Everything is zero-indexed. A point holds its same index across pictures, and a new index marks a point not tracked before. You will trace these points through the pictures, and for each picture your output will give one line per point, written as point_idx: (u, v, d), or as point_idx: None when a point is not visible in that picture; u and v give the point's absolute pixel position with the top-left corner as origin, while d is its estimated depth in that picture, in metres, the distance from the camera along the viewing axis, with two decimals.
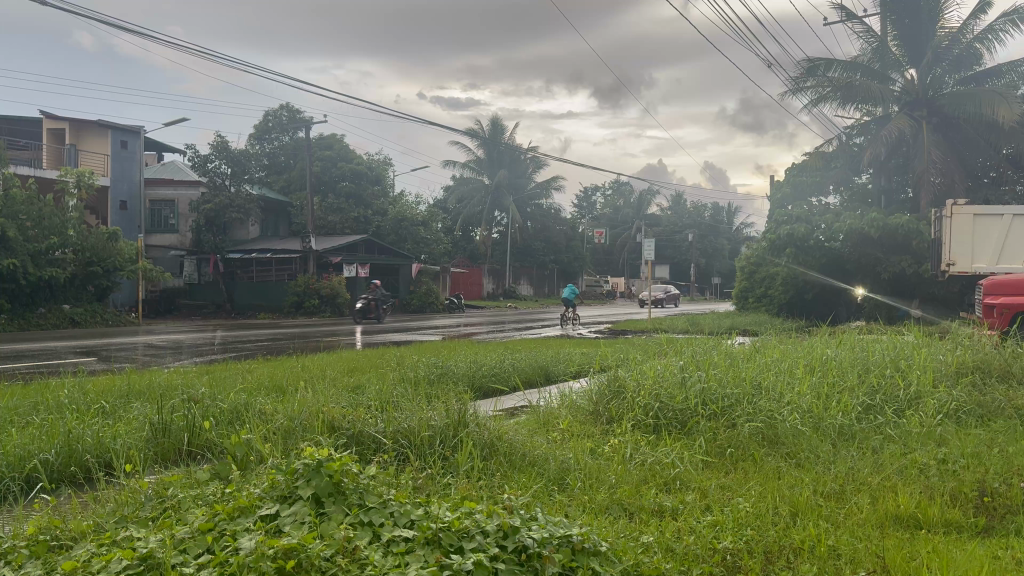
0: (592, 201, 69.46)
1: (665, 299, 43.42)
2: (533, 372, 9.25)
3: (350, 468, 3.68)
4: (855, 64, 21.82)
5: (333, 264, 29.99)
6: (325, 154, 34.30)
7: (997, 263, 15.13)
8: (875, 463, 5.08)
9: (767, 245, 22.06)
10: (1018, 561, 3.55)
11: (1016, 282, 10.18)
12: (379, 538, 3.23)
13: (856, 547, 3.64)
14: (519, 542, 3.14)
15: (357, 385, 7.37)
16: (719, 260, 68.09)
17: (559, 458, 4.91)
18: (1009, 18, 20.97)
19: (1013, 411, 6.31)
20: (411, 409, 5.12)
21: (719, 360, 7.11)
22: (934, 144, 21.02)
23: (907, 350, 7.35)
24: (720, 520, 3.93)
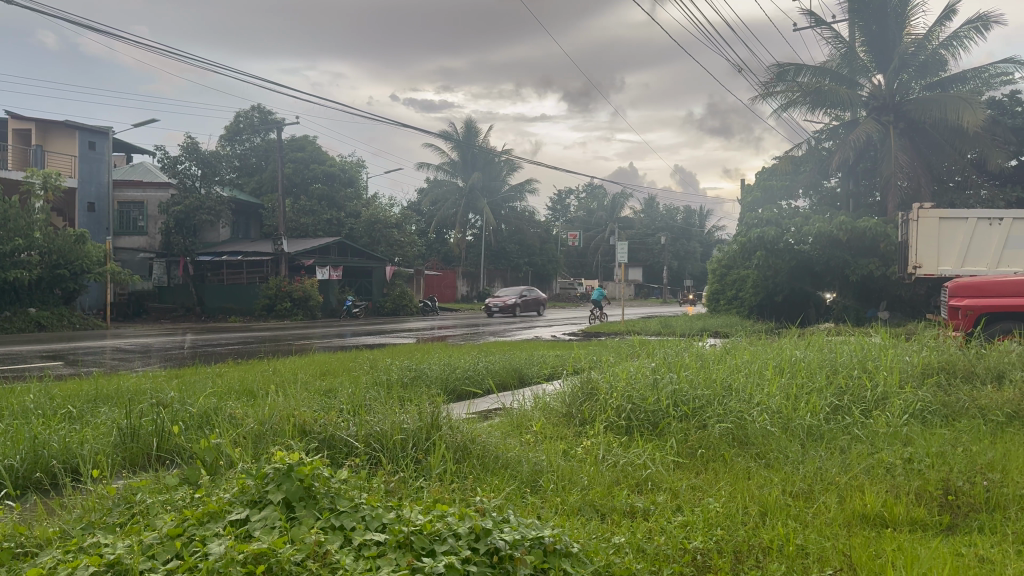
0: (566, 204, 69.92)
1: (536, 304, 33.46)
2: (507, 375, 9.26)
3: (322, 472, 3.67)
4: (824, 69, 22.09)
5: (305, 266, 29.83)
6: (297, 156, 34.03)
7: (963, 265, 15.44)
8: (842, 463, 5.13)
9: (738, 247, 22.28)
10: (980, 558, 3.60)
11: (982, 283, 10.26)
12: (350, 542, 3.21)
13: (824, 545, 3.68)
14: (491, 544, 3.13)
15: (329, 388, 7.33)
16: (690, 263, 68.42)
17: (532, 460, 4.90)
18: (974, 24, 21.36)
19: (976, 411, 6.39)
20: (384, 411, 5.11)
21: (690, 361, 7.21)
22: (901, 149, 21.38)
23: (875, 350, 7.48)
24: (691, 520, 3.96)
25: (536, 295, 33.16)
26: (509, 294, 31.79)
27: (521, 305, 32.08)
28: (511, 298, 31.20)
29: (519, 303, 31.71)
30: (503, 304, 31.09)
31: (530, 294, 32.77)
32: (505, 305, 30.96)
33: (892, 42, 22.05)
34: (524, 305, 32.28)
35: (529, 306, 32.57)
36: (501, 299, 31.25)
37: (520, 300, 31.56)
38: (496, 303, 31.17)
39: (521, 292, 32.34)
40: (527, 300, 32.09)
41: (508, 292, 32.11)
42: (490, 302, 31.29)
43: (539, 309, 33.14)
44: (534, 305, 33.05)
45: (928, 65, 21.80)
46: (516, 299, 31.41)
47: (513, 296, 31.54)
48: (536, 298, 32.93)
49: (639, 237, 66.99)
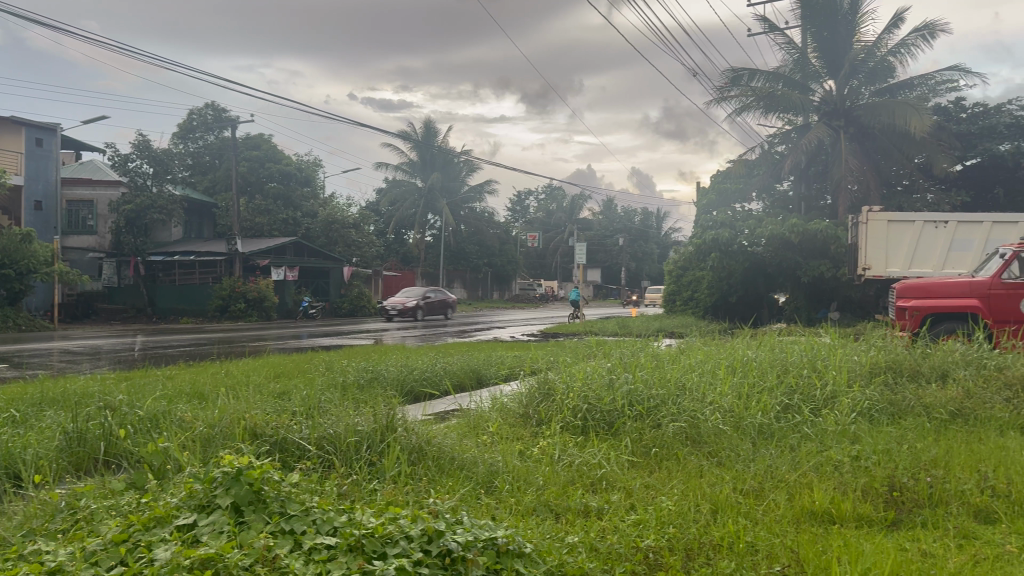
0: (525, 205, 70.19)
1: (441, 306, 30.61)
2: (464, 375, 9.26)
3: (272, 476, 3.62)
4: (777, 75, 22.49)
5: (259, 267, 29.45)
6: (252, 154, 33.53)
7: (909, 267, 15.85)
8: (791, 461, 5.23)
9: (694, 249, 22.57)
10: (922, 552, 3.70)
11: (927, 284, 10.48)
12: (299, 546, 3.18)
13: (772, 542, 3.74)
14: (443, 546, 3.12)
15: (283, 391, 7.23)
16: (648, 264, 69.05)
17: (488, 461, 4.90)
18: (921, 33, 21.92)
19: (922, 409, 6.55)
20: (338, 414, 5.07)
21: (646, 361, 7.28)
22: (851, 153, 21.84)
23: (824, 351, 7.62)
24: (644, 519, 3.99)
25: (443, 297, 30.74)
26: (412, 296, 28.96)
27: (425, 307, 29.34)
28: (412, 299, 28.61)
29: (422, 306, 28.93)
30: (402, 306, 28.39)
31: (436, 295, 30.04)
32: (404, 308, 28.26)
33: (843, 48, 22.54)
34: (429, 308, 29.47)
35: (435, 309, 29.98)
36: (400, 300, 28.56)
37: (425, 303, 28.81)
38: (395, 306, 28.43)
39: (426, 294, 29.62)
40: (430, 302, 29.55)
41: (411, 293, 29.38)
42: (388, 304, 28.51)
43: (446, 313, 30.70)
44: (440, 308, 30.36)
45: (877, 72, 22.27)
46: (418, 301, 28.65)
47: (415, 297, 28.98)
48: (442, 300, 30.46)
49: (597, 240, 67.28)
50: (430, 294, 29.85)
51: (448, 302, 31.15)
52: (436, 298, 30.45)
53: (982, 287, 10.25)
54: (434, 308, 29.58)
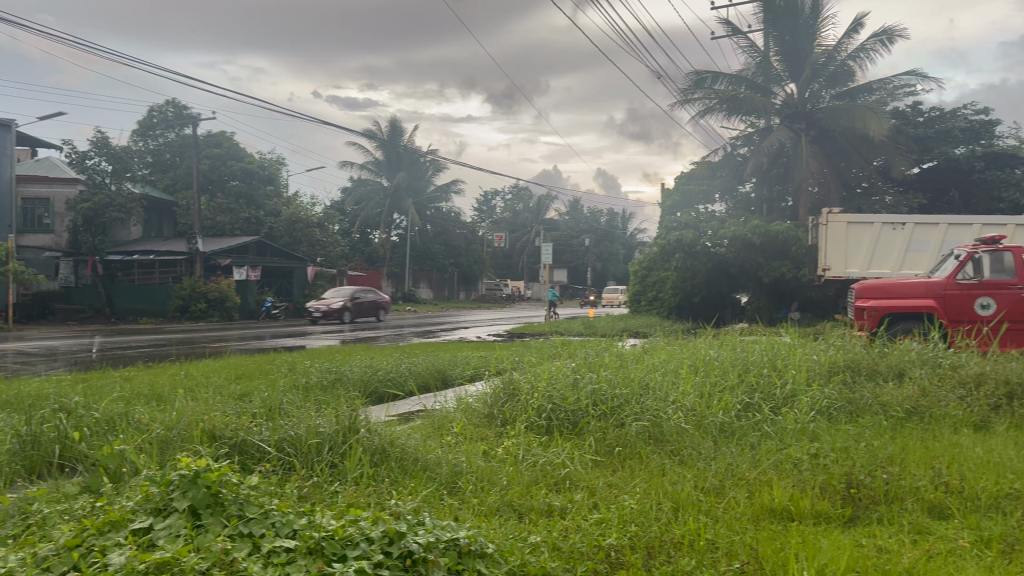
0: (492, 205, 70.25)
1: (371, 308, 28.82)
2: (430, 376, 9.24)
3: (230, 478, 3.58)
4: (739, 78, 22.75)
5: (221, 266, 29.07)
6: (214, 152, 33.06)
7: (868, 267, 16.17)
8: (752, 459, 5.30)
9: (658, 249, 22.78)
10: (879, 547, 3.77)
11: (886, 285, 10.68)
12: (258, 549, 3.15)
13: (732, 540, 3.78)
14: (404, 548, 3.10)
15: (244, 392, 7.12)
16: (614, 265, 69.47)
17: (451, 461, 4.89)
18: (880, 38, 22.32)
19: (879, 407, 6.67)
20: (300, 415, 5.03)
21: (610, 361, 7.31)
22: (811, 155, 22.20)
23: (783, 350, 7.72)
24: (607, 517, 4.02)
25: (375, 297, 28.94)
26: (337, 297, 27.21)
27: (353, 309, 27.59)
28: (338, 300, 26.82)
29: (349, 307, 27.14)
30: (326, 308, 26.51)
31: (364, 296, 28.31)
32: (329, 310, 26.45)
33: (804, 52, 22.86)
34: (357, 310, 27.74)
35: (364, 311, 28.24)
36: (324, 302, 26.70)
37: (352, 304, 27.07)
38: (319, 307, 26.59)
39: (353, 295, 27.88)
40: (359, 303, 27.74)
41: (337, 294, 27.61)
42: (312, 306, 26.65)
43: (377, 314, 28.87)
44: (370, 310, 28.60)
45: (837, 76, 22.50)
46: (344, 301, 26.91)
47: (342, 297, 27.18)
48: (373, 300, 28.64)
49: (563, 240, 67.69)
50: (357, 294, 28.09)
51: (380, 303, 29.39)
52: (366, 299, 28.66)
53: (938, 287, 10.46)
54: (363, 310, 27.84)
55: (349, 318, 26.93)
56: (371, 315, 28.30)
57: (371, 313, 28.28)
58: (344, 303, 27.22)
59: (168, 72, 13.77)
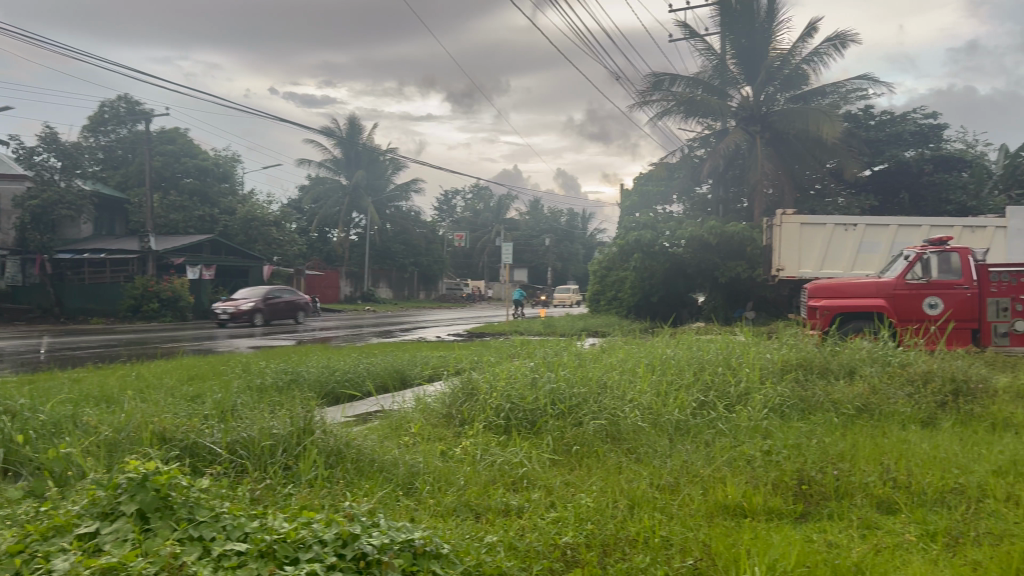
0: (452, 204, 70.11)
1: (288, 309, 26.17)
2: (389, 376, 9.20)
3: (180, 481, 3.52)
4: (696, 80, 23.01)
5: (174, 266, 28.57)
6: (167, 148, 32.41)
7: (821, 268, 16.45)
8: (706, 456, 5.37)
9: (617, 249, 22.96)
10: (828, 542, 3.85)
11: (837, 285, 10.89)
12: (209, 553, 3.10)
13: (686, 537, 3.82)
14: (357, 550, 3.08)
15: (198, 393, 6.99)
16: (574, 265, 69.83)
17: (409, 461, 4.87)
18: (833, 42, 22.77)
19: (829, 404, 6.80)
20: (253, 417, 4.97)
21: (568, 360, 7.34)
22: (766, 157, 22.57)
23: (738, 349, 7.82)
24: (563, 516, 4.05)
25: (293, 297, 26.22)
26: (249, 298, 24.59)
27: (267, 310, 24.98)
28: (249, 301, 24.25)
29: (261, 308, 24.55)
30: (234, 310, 23.95)
31: (281, 296, 25.70)
32: (238, 312, 23.90)
33: (759, 55, 23.20)
34: (273, 311, 25.17)
35: (282, 312, 25.67)
36: (233, 303, 24.11)
37: (267, 305, 24.52)
38: (227, 309, 23.97)
39: (268, 295, 25.26)
40: (275, 304, 25.15)
41: (250, 294, 24.94)
42: (219, 308, 23.99)
43: (295, 315, 26.17)
44: (287, 311, 25.99)
45: (792, 79, 23.11)
46: (257, 303, 24.38)
47: (254, 298, 24.54)
48: (290, 301, 26.04)
49: (524, 239, 67.70)
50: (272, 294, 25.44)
51: (299, 303, 26.66)
52: (282, 299, 25.94)
53: (887, 287, 10.73)
54: (280, 312, 25.31)
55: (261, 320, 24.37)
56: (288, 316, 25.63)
57: (288, 315, 25.56)
58: (256, 304, 24.56)
59: (118, 66, 13.38)
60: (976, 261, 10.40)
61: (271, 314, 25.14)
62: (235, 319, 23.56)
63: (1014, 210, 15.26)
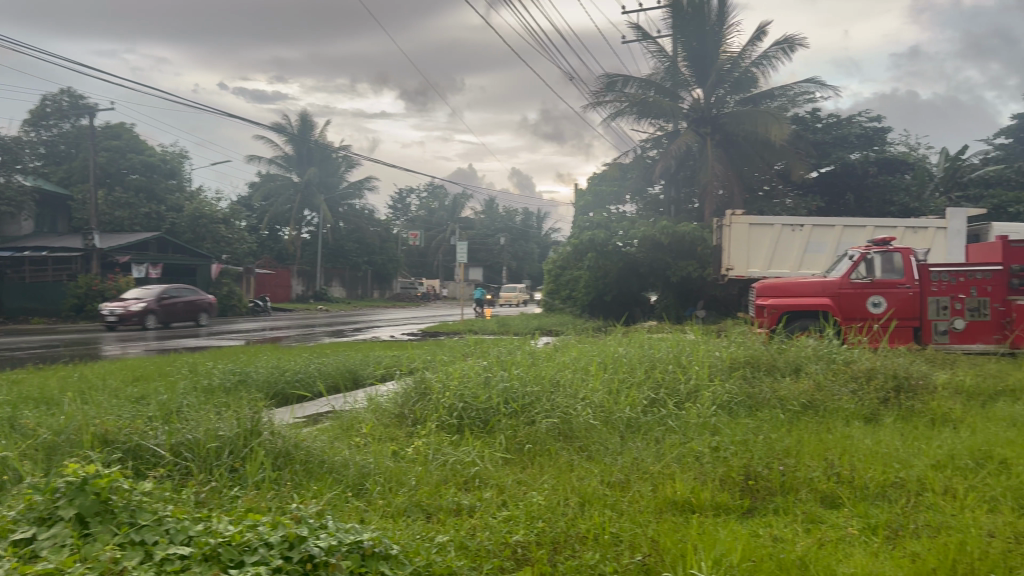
0: (407, 202, 69.71)
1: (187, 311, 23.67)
2: (341, 376, 9.11)
3: (122, 483, 3.45)
4: (649, 82, 23.27)
5: (120, 263, 27.93)
6: (112, 144, 31.61)
7: (769, 267, 16.73)
8: (656, 453, 5.44)
9: (572, 248, 23.11)
10: (773, 536, 3.93)
11: (783, 284, 11.11)
12: (151, 557, 3.05)
13: (635, 533, 3.86)
14: (304, 552, 3.05)
15: (143, 395, 6.82)
16: (529, 264, 70.00)
17: (358, 462, 4.83)
18: (781, 46, 23.20)
19: (777, 401, 6.94)
20: (200, 418, 4.88)
21: (522, 359, 7.37)
22: (716, 158, 22.93)
23: (688, 347, 7.94)
24: (514, 514, 4.06)
25: (193, 297, 23.59)
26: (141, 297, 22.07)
27: (162, 312, 22.52)
28: (141, 302, 21.71)
29: (154, 309, 22.05)
30: (122, 310, 21.44)
31: (179, 297, 23.22)
32: (126, 313, 21.40)
33: (710, 57, 23.50)
34: (169, 312, 22.73)
35: (181, 313, 23.22)
36: (123, 303, 21.62)
37: (160, 306, 21.99)
38: (113, 310, 21.43)
39: (165, 294, 22.74)
40: (170, 305, 22.65)
41: (143, 293, 22.39)
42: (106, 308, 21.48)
43: (198, 319, 23.81)
44: (187, 313, 23.51)
45: (742, 82, 23.50)
46: (149, 302, 21.88)
47: (146, 298, 21.96)
48: (190, 302, 23.55)
49: (479, 238, 67.57)
50: (169, 293, 22.91)
51: (201, 304, 24.01)
52: (181, 300, 23.31)
53: (833, 286, 10.99)
54: (176, 314, 22.82)
55: (154, 323, 21.91)
56: (188, 320, 23.24)
57: (186, 318, 23.08)
58: (148, 305, 21.98)
59: (57, 58, 12.96)
60: (917, 260, 10.67)
61: (168, 317, 22.66)
62: (122, 323, 21.16)
63: (954, 211, 15.74)
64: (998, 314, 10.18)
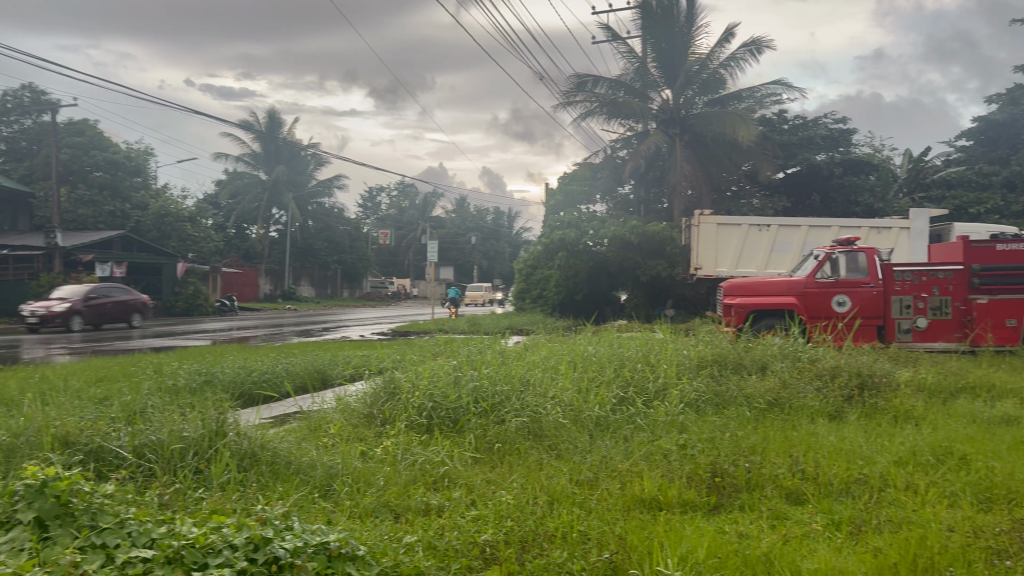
0: (377, 201, 69.39)
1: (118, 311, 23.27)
2: (309, 376, 9.06)
3: (82, 486, 3.40)
4: (618, 82, 23.42)
5: (83, 262, 27.47)
6: (75, 140, 31.08)
7: (736, 267, 16.91)
8: (625, 451, 5.47)
9: (542, 248, 23.17)
10: (740, 533, 3.97)
11: (750, 284, 11.25)
12: (112, 561, 3.00)
13: (603, 531, 3.88)
14: (270, 554, 3.02)
15: (106, 396, 6.72)
16: (500, 263, 70.06)
17: (326, 463, 4.79)
18: (749, 48, 23.45)
19: (743, 398, 7.02)
20: (164, 420, 4.81)
21: (491, 358, 7.37)
22: (685, 159, 23.13)
23: (656, 346, 8.01)
24: (483, 514, 4.06)
25: (125, 297, 23.16)
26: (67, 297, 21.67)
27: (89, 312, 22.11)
28: (65, 302, 21.28)
29: (81, 309, 21.65)
30: (45, 311, 21.06)
31: (109, 296, 22.82)
32: (49, 314, 20.95)
33: (679, 59, 23.66)
34: (98, 313, 22.32)
35: (111, 314, 22.83)
36: (45, 304, 21.23)
37: (87, 307, 21.59)
38: (36, 311, 21.04)
39: (92, 295, 22.35)
40: (98, 306, 22.24)
41: (69, 293, 22.02)
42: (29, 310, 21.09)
43: (130, 319, 23.42)
44: (118, 313, 23.09)
45: (710, 83, 23.71)
46: (75, 303, 21.48)
47: (72, 299, 21.56)
48: (121, 302, 23.16)
49: (449, 238, 67.42)
50: (97, 293, 22.53)
51: (133, 304, 23.60)
52: (111, 300, 22.88)
53: (798, 286, 11.16)
54: (105, 314, 22.42)
55: (80, 324, 21.47)
56: (119, 320, 22.81)
57: (117, 318, 22.68)
58: (74, 306, 21.57)
59: (20, 54, 12.69)
60: (881, 260, 10.84)
61: (96, 317, 22.25)
62: (44, 324, 20.75)
63: (916, 211, 16.02)
64: (959, 313, 10.36)
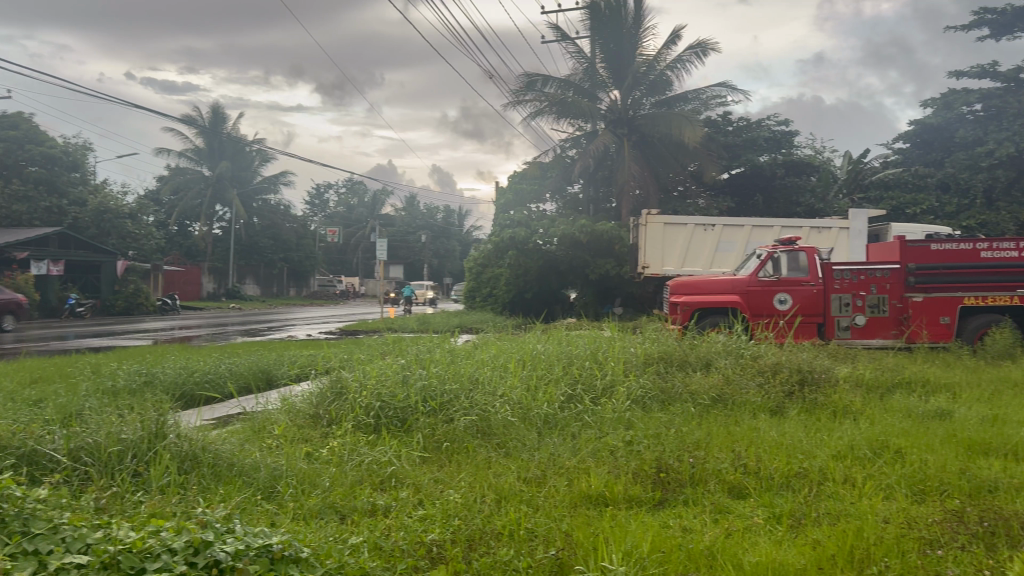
0: (325, 199, 68.56)
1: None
2: (253, 376, 8.91)
3: (13, 493, 3.30)
4: (568, 82, 23.57)
5: (17, 260, 26.45)
6: (9, 133, 29.98)
7: (682, 266, 17.16)
8: (572, 448, 5.52)
9: (493, 246, 23.21)
10: (683, 527, 4.04)
11: (694, 282, 11.45)
12: (44, 567, 2.92)
13: (549, 527, 3.91)
14: (209, 557, 2.98)
15: (41, 398, 6.52)
16: (450, 262, 69.89)
17: (269, 465, 4.71)
18: (695, 50, 23.79)
19: (688, 395, 7.14)
20: (100, 422, 4.70)
21: (440, 357, 7.35)
22: (633, 158, 23.37)
23: (604, 343, 8.09)
24: (429, 513, 4.05)
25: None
26: None
27: None
28: None
29: None
30: None
31: None
32: None
33: (627, 60, 23.85)
34: None
35: None
36: None
37: None
38: None
39: None
40: None
41: None
42: None
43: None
44: None
45: (657, 84, 23.94)
46: None
47: None
48: None
49: (399, 236, 66.98)
50: None
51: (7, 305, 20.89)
52: None
53: (741, 285, 11.40)
54: None
55: None
56: None
57: None
58: None
59: None
60: (821, 260, 11.12)
61: None
62: None
63: (855, 212, 16.43)
64: (896, 311, 10.64)
